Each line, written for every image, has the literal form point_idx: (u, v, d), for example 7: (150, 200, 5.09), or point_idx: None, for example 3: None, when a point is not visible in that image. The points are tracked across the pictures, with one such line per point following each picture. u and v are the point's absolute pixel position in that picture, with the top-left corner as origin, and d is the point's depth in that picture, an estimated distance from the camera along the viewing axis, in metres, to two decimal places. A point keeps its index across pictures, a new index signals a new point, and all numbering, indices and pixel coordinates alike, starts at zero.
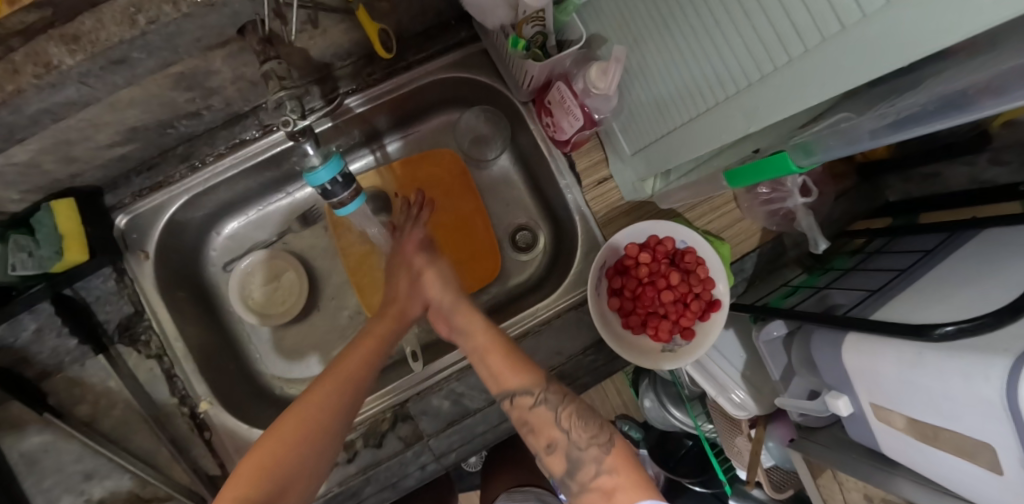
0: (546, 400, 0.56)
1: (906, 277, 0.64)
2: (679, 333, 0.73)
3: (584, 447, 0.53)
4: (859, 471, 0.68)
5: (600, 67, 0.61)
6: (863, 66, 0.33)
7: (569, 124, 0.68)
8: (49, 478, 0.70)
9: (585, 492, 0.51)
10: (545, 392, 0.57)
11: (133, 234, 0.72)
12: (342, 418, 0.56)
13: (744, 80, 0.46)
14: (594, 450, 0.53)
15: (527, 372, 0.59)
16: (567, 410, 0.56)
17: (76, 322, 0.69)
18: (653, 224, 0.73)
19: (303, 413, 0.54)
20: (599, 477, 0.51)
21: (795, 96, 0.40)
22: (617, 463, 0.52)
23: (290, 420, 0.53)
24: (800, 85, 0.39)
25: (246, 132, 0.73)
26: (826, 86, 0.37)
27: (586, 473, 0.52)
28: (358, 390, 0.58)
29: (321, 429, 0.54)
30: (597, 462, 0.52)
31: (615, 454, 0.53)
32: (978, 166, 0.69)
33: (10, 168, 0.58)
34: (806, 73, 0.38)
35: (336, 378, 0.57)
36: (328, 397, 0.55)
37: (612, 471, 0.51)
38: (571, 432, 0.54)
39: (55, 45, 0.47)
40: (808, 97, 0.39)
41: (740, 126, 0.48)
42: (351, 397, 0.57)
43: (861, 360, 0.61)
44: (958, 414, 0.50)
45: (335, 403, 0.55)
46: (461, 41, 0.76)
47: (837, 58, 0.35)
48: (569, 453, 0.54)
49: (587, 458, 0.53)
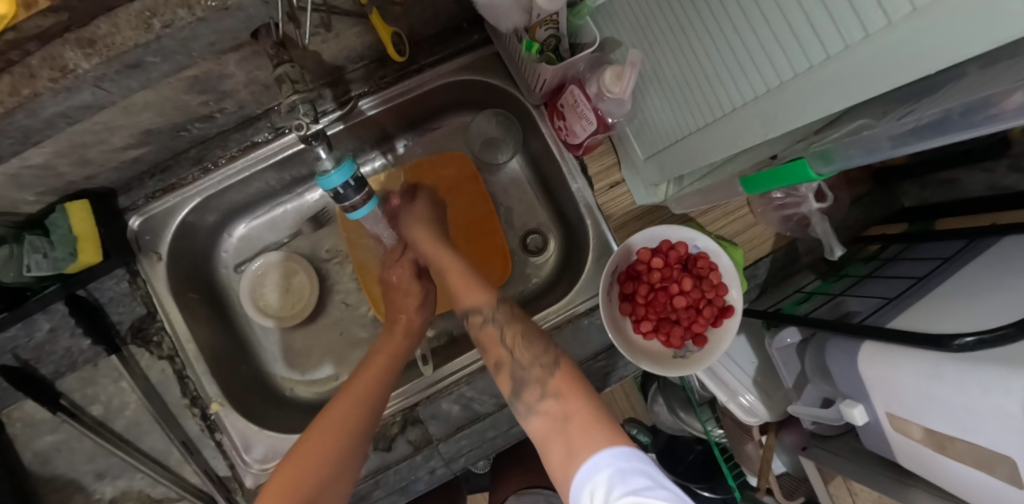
0: (494, 319, 0.63)
1: (924, 285, 0.63)
2: (691, 339, 0.72)
3: (528, 367, 0.56)
4: (872, 480, 0.68)
5: (615, 71, 0.60)
6: (890, 76, 0.32)
7: (582, 128, 0.68)
8: (62, 478, 0.70)
9: (532, 414, 0.53)
10: (494, 311, 0.64)
11: (146, 236, 0.72)
12: (359, 438, 0.57)
13: (762, 86, 0.45)
14: (538, 371, 0.55)
15: (483, 292, 0.65)
16: (512, 330, 0.61)
17: (90, 323, 0.68)
18: (665, 229, 0.73)
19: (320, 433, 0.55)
20: (545, 400, 0.53)
21: (817, 101, 0.39)
22: (562, 386, 0.53)
23: (310, 444, 0.53)
24: (823, 92, 0.38)
25: (259, 135, 0.74)
26: (852, 92, 0.36)
27: (533, 394, 0.54)
28: (371, 413, 0.59)
29: (345, 451, 0.55)
30: (541, 381, 0.54)
31: (560, 377, 0.54)
32: (998, 173, 0.68)
33: (26, 170, 0.59)
34: (827, 80, 0.38)
35: (348, 404, 0.58)
36: (348, 412, 0.58)
37: (557, 394, 0.52)
38: (515, 351, 0.59)
39: (71, 49, 0.47)
40: (831, 104, 0.38)
41: (759, 132, 0.47)
42: (368, 410, 0.59)
43: (877, 369, 0.60)
44: (980, 427, 0.49)
45: (354, 424, 0.57)
46: (472, 44, 0.75)
47: (861, 66, 0.34)
48: (515, 373, 0.57)
49: (531, 378, 0.55)
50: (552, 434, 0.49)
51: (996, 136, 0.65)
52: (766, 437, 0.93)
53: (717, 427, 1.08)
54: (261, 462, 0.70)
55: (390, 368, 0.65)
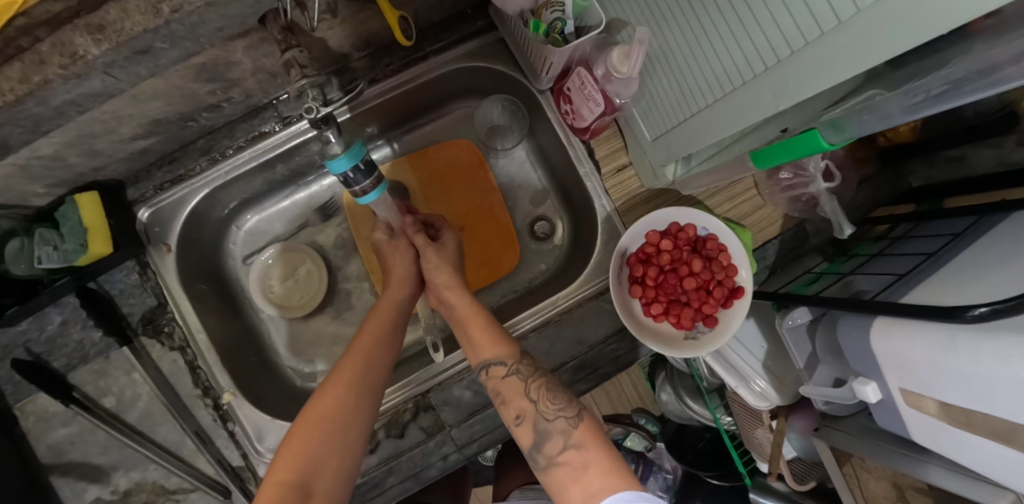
0: (517, 371, 0.60)
1: (934, 261, 0.62)
2: (701, 320, 0.72)
3: (551, 419, 0.55)
4: (887, 458, 0.68)
5: (622, 51, 0.60)
6: (896, 41, 0.32)
7: (589, 110, 0.68)
8: (76, 471, 0.71)
9: (552, 465, 0.53)
10: (517, 364, 0.60)
11: (156, 227, 0.72)
12: (358, 414, 0.56)
13: (774, 57, 0.45)
14: (562, 422, 0.55)
15: (505, 344, 0.62)
16: (536, 382, 0.59)
17: (101, 314, 0.69)
18: (674, 211, 0.72)
19: (322, 409, 0.54)
20: (566, 451, 0.53)
21: (828, 70, 0.39)
22: (584, 437, 0.54)
23: (310, 422, 0.53)
24: (834, 60, 0.38)
25: (266, 124, 0.73)
26: (858, 60, 0.36)
27: (553, 446, 0.54)
28: (367, 384, 0.58)
29: (345, 426, 0.54)
30: (564, 434, 0.54)
31: (582, 429, 0.55)
32: (1005, 148, 0.67)
33: (36, 161, 0.59)
34: (838, 46, 0.38)
35: (343, 375, 0.57)
36: (346, 387, 0.56)
37: (578, 445, 0.53)
38: (539, 403, 0.57)
39: (81, 35, 0.47)
40: (841, 72, 0.38)
41: (769, 103, 0.47)
42: (369, 384, 0.58)
43: (891, 345, 0.60)
44: (992, 396, 0.49)
45: (351, 394, 0.56)
46: (477, 30, 0.75)
47: (869, 32, 0.34)
48: (537, 424, 0.56)
49: (554, 429, 0.55)
50: (565, 475, 0.52)
51: (1004, 110, 0.64)
52: (776, 421, 0.94)
53: (726, 414, 1.10)
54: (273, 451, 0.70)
55: (390, 333, 0.64)
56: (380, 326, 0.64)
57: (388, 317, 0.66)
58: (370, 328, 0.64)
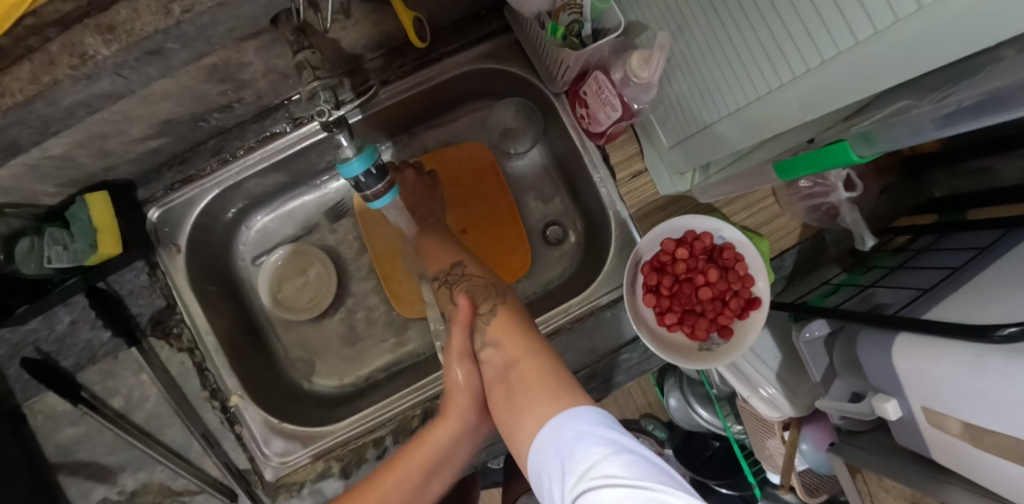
0: (463, 283, 0.63)
1: (960, 276, 0.60)
2: (716, 331, 0.70)
3: (486, 330, 0.57)
4: (905, 477, 0.65)
5: (643, 55, 0.59)
6: (941, 53, 0.31)
7: (606, 115, 0.67)
8: (83, 471, 0.70)
9: (486, 368, 0.55)
10: (462, 276, 0.64)
11: (165, 228, 0.72)
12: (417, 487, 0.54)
13: (801, 66, 0.44)
14: (493, 333, 0.56)
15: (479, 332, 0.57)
16: (482, 297, 0.60)
17: (111, 315, 0.68)
18: (690, 220, 0.71)
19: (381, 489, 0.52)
20: (493, 351, 0.55)
21: (863, 81, 0.38)
22: (512, 343, 0.54)
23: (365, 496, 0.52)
24: (872, 70, 0.36)
25: (276, 125, 0.72)
26: (899, 71, 0.34)
27: (488, 351, 0.55)
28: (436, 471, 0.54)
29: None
30: (494, 352, 0.54)
31: (517, 338, 0.54)
32: None
33: (46, 160, 0.58)
34: (874, 56, 0.36)
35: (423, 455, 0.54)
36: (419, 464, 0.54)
37: (511, 352, 0.53)
38: (477, 315, 0.59)
39: (91, 35, 0.47)
40: (879, 83, 0.37)
41: (798, 114, 0.46)
42: (452, 456, 0.55)
43: (914, 363, 0.58)
44: (1021, 421, 0.47)
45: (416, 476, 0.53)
46: (491, 31, 0.74)
47: (910, 42, 0.32)
48: (474, 331, 0.58)
49: (488, 339, 0.56)
50: (501, 388, 0.51)
51: None
52: (788, 432, 0.92)
53: (736, 423, 1.09)
54: (280, 455, 0.70)
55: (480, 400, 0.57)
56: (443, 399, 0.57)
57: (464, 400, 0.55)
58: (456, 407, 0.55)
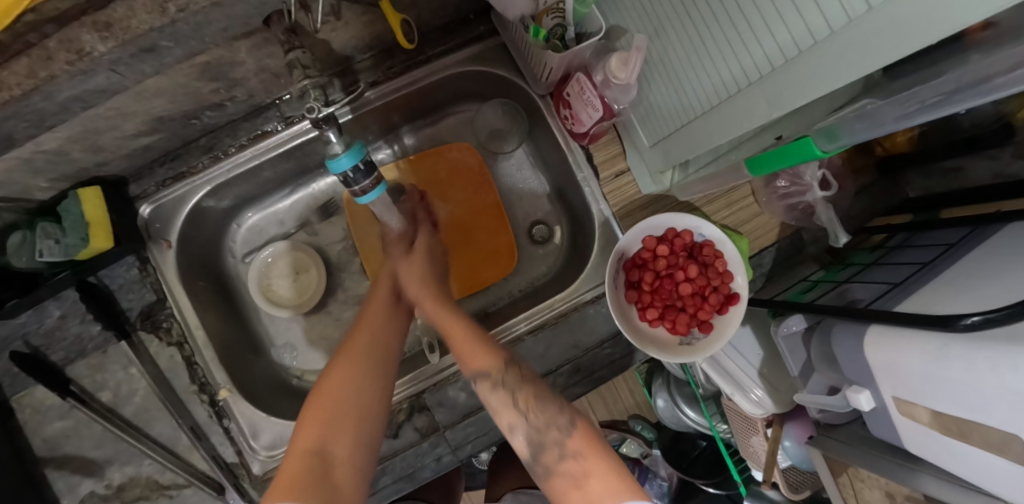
0: (504, 382, 0.55)
1: (928, 271, 0.63)
2: (697, 326, 0.73)
3: (544, 430, 0.51)
4: (880, 468, 0.67)
5: (620, 57, 0.61)
6: (887, 51, 0.33)
7: (588, 116, 0.69)
8: (70, 464, 0.71)
9: (550, 477, 0.49)
10: (504, 374, 0.56)
11: (156, 224, 0.73)
12: (370, 391, 0.54)
13: (768, 65, 0.46)
14: (555, 433, 0.50)
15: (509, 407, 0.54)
16: (525, 393, 0.54)
17: (101, 309, 0.69)
18: (670, 217, 0.73)
19: (324, 407, 0.51)
20: (564, 461, 0.48)
21: (822, 79, 0.40)
22: (582, 445, 0.49)
23: (314, 420, 0.50)
24: (829, 67, 0.39)
25: (268, 124, 0.74)
26: (852, 68, 0.36)
27: (551, 457, 0.49)
28: (379, 361, 0.58)
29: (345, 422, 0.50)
30: (558, 444, 0.49)
31: (579, 436, 0.50)
32: (1002, 160, 0.67)
33: (39, 155, 0.60)
34: (831, 55, 0.38)
35: (354, 357, 0.57)
36: (351, 375, 0.55)
37: (576, 454, 0.48)
38: (529, 414, 0.52)
39: (88, 32, 0.48)
40: (836, 82, 0.38)
41: (764, 111, 0.47)
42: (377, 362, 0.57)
43: (884, 354, 0.60)
44: (983, 406, 0.49)
45: (353, 385, 0.54)
46: (478, 34, 0.76)
47: (861, 42, 0.35)
48: (529, 435, 0.52)
49: (547, 441, 0.50)
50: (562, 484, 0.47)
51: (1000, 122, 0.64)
52: (771, 429, 0.95)
53: (721, 421, 1.11)
54: (268, 448, 0.71)
55: (393, 303, 0.68)
56: (381, 317, 0.64)
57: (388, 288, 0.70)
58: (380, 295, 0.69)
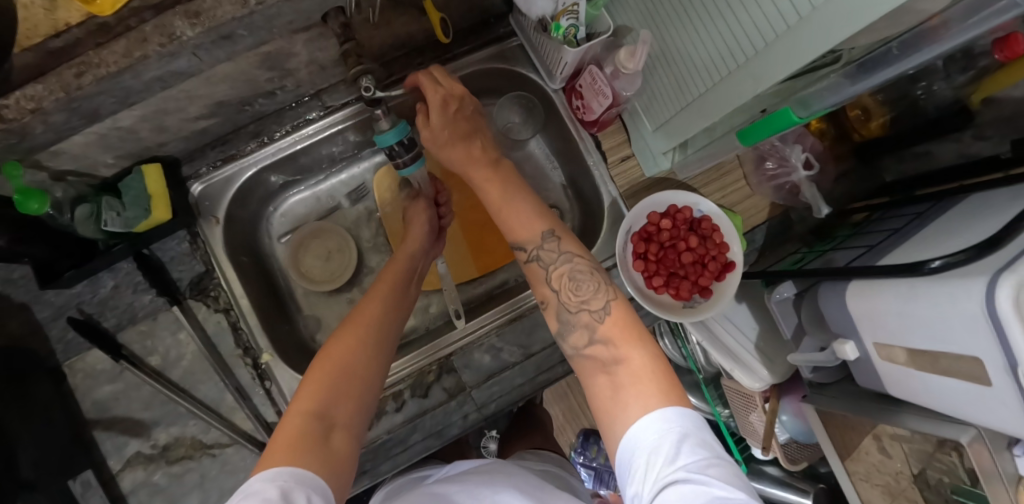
0: (539, 258, 0.63)
1: (902, 235, 0.72)
2: (698, 292, 0.81)
3: (575, 311, 0.59)
4: (868, 412, 0.75)
5: (628, 50, 0.70)
6: (845, 26, 0.42)
7: (598, 104, 0.78)
8: (118, 426, 0.76)
9: (580, 355, 0.57)
10: (541, 247, 0.63)
11: (205, 202, 0.79)
12: (385, 341, 0.61)
13: (753, 49, 0.55)
14: (584, 316, 0.58)
15: (534, 223, 0.65)
16: (558, 270, 0.62)
17: (155, 277, 0.77)
18: (672, 195, 0.82)
19: (355, 328, 0.59)
20: (593, 344, 0.56)
21: (798, 55, 0.49)
22: (611, 333, 0.55)
23: (350, 334, 0.58)
24: (801, 46, 0.48)
25: (311, 112, 0.83)
26: (820, 43, 0.46)
27: (580, 338, 0.57)
28: (395, 310, 0.65)
29: (365, 358, 0.57)
30: (590, 328, 0.57)
31: (609, 323, 0.56)
32: (965, 142, 0.76)
33: (114, 131, 0.67)
34: (802, 33, 0.48)
35: (356, 330, 0.59)
36: (375, 312, 0.63)
37: (604, 340, 0.55)
38: (561, 294, 0.61)
39: (180, 19, 0.55)
40: (809, 54, 0.47)
41: (751, 88, 0.57)
42: (392, 312, 0.65)
43: (863, 305, 0.68)
44: (948, 336, 0.57)
45: (379, 325, 0.61)
46: (498, 36, 0.86)
47: (826, 21, 0.44)
48: (562, 315, 0.60)
49: (578, 322, 0.58)
50: (561, 283, 0.61)
51: (958, 105, 0.73)
52: (769, 403, 1.01)
53: (723, 407, 1.17)
54: None
55: (399, 290, 0.69)
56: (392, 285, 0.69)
57: (398, 274, 0.71)
58: (386, 284, 0.68)
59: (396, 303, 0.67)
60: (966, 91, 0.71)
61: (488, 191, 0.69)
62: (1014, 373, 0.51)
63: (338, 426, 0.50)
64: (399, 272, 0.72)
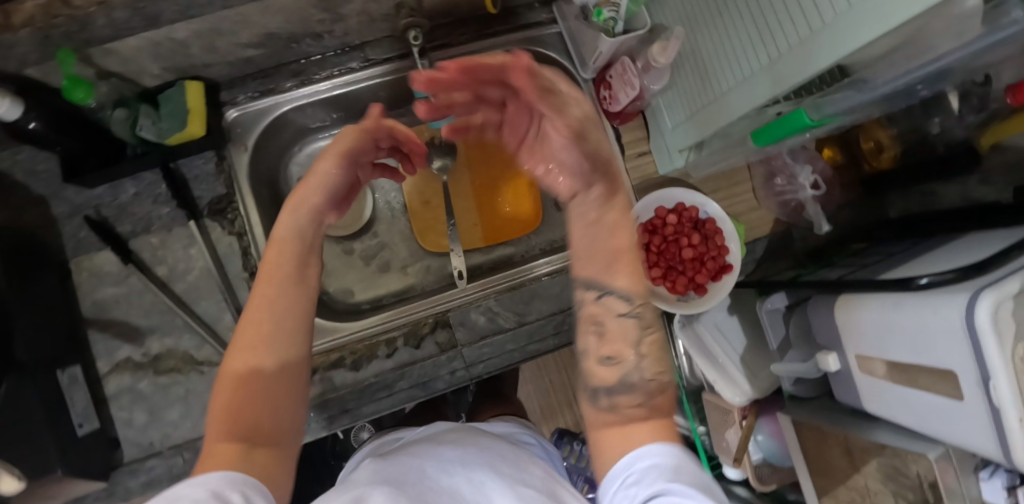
0: (637, 315, 0.48)
1: (895, 258, 0.75)
2: (693, 289, 0.83)
3: (649, 378, 0.46)
4: (841, 425, 0.78)
5: (661, 44, 0.73)
6: (860, 36, 0.44)
7: (624, 94, 0.82)
8: (114, 329, 0.77)
9: (610, 413, 0.46)
10: (638, 307, 0.48)
11: (238, 128, 0.83)
12: (296, 315, 0.51)
13: (778, 52, 0.58)
14: (657, 386, 0.46)
15: (637, 276, 0.49)
16: (653, 334, 0.49)
17: (177, 189, 0.78)
18: (683, 193, 0.85)
19: (262, 308, 0.50)
20: (639, 407, 0.46)
21: (814, 62, 0.51)
22: (665, 406, 0.46)
23: (257, 322, 0.49)
24: (818, 52, 0.50)
25: (352, 62, 0.86)
26: (835, 51, 0.48)
27: (627, 400, 0.46)
28: (299, 266, 0.54)
29: (280, 351, 0.48)
30: (642, 394, 0.46)
31: (666, 398, 0.46)
32: (969, 186, 0.80)
33: (167, 42, 0.69)
34: (821, 41, 0.50)
35: (260, 319, 0.49)
36: (279, 280, 0.51)
37: (655, 409, 0.45)
38: (643, 359, 0.47)
39: None
40: (824, 61, 0.50)
41: (771, 90, 0.59)
42: (299, 275, 0.53)
43: (850, 316, 0.71)
44: (927, 349, 0.60)
45: (285, 297, 0.51)
46: (539, 21, 0.90)
47: (845, 30, 0.46)
48: (625, 372, 0.47)
49: (642, 388, 0.46)
50: (649, 351, 0.48)
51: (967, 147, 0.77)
52: (746, 420, 1.03)
53: (701, 424, 1.18)
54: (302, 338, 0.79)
55: (312, 243, 0.57)
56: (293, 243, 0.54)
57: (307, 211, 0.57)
58: (285, 236, 0.54)
59: (295, 261, 0.54)
60: (977, 133, 0.74)
61: (602, 241, 0.49)
62: (985, 387, 0.53)
63: (266, 436, 0.45)
64: (309, 212, 0.56)
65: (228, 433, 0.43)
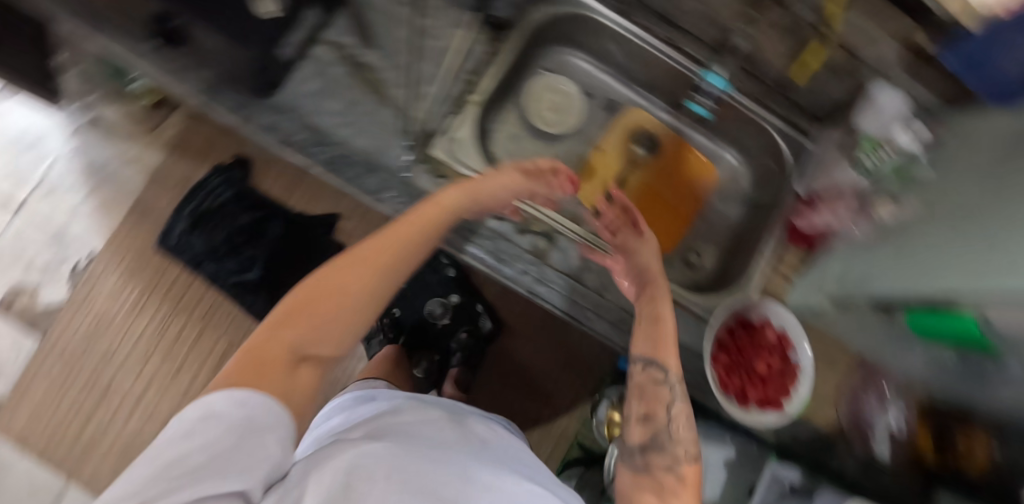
0: (671, 382, 0.60)
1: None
2: (736, 396, 0.84)
3: (676, 438, 0.56)
4: None
5: (889, 204, 0.75)
6: None
7: (823, 218, 0.84)
8: (353, 20, 0.86)
9: (646, 469, 0.54)
10: (670, 372, 0.61)
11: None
12: (387, 277, 0.55)
13: (964, 247, 0.53)
14: (682, 449, 0.55)
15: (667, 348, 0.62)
16: (681, 404, 0.60)
17: None
18: (794, 325, 0.83)
19: (375, 251, 0.55)
20: (671, 474, 0.53)
21: (994, 262, 0.46)
22: (690, 476, 0.53)
23: (355, 262, 0.53)
24: (1004, 256, 0.45)
25: (660, 28, 0.94)
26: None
27: (665, 459, 0.54)
28: (406, 250, 0.57)
29: (354, 302, 0.52)
30: (676, 459, 0.54)
31: (694, 470, 0.54)
32: None
33: None
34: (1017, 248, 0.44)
35: (364, 257, 0.54)
36: (404, 238, 0.57)
37: (684, 477, 0.53)
38: (672, 421, 0.58)
39: None
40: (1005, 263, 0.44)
41: (932, 276, 0.54)
42: (417, 248, 0.59)
43: None
44: None
45: (389, 266, 0.55)
46: (804, 127, 0.96)
47: None
48: (661, 433, 0.57)
49: (672, 450, 0.55)
50: (676, 415, 0.59)
51: None
52: None
53: None
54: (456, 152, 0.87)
55: (420, 232, 0.59)
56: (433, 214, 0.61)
57: (433, 213, 0.61)
58: (429, 210, 0.62)
59: (422, 233, 0.59)
60: None
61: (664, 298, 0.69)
62: None
63: (314, 357, 0.50)
64: (447, 206, 0.63)
65: (284, 346, 0.48)
